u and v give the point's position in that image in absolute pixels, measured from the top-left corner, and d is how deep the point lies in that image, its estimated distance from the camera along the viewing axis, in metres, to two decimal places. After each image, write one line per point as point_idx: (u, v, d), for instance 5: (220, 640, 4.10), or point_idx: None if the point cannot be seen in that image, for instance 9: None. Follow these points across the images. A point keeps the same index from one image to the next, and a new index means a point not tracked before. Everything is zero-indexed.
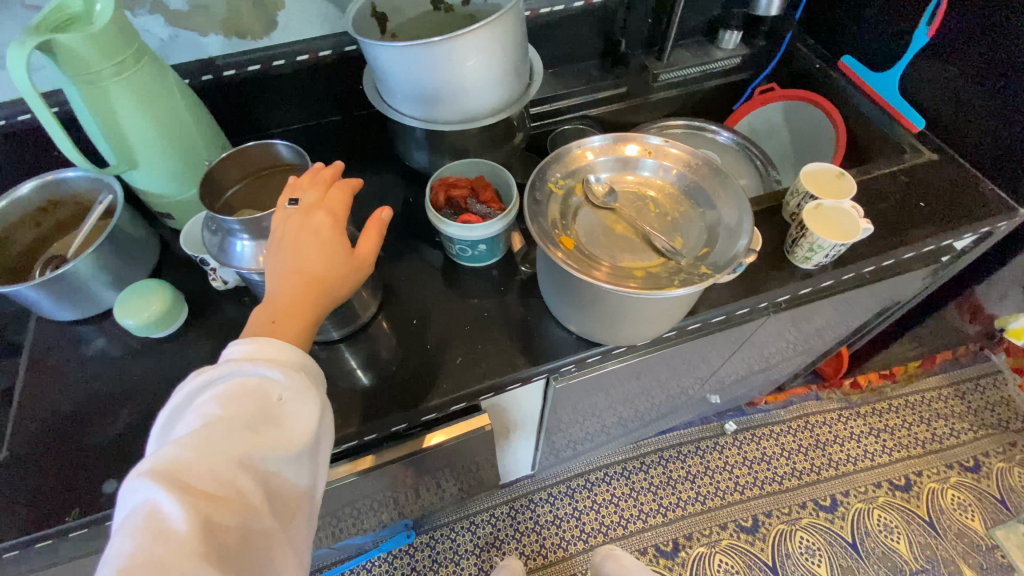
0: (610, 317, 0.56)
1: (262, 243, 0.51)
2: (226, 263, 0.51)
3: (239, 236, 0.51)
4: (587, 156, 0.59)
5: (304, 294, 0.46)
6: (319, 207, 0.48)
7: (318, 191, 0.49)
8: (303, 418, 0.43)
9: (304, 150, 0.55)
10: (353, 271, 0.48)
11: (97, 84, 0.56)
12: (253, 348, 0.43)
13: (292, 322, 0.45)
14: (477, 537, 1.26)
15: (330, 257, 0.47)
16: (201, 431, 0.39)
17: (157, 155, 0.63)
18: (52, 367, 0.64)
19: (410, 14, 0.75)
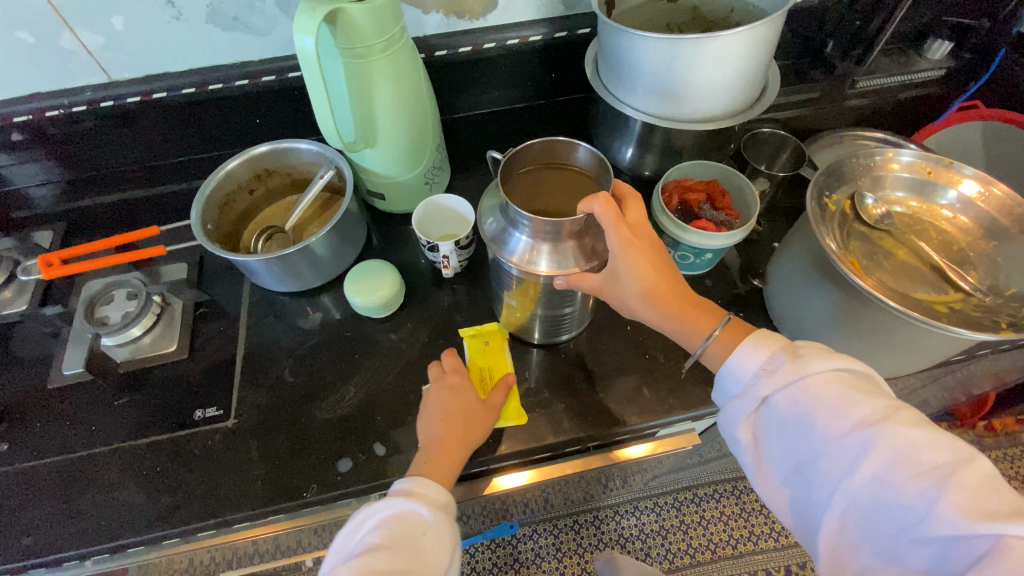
0: (877, 347, 0.52)
1: (537, 243, 0.51)
2: (499, 251, 0.53)
3: (519, 230, 0.51)
4: (885, 168, 0.55)
5: (453, 439, 0.51)
6: (453, 371, 0.56)
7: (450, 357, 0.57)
8: (442, 554, 0.44)
9: (603, 160, 0.53)
10: (488, 420, 0.54)
11: (364, 58, 0.54)
12: (407, 484, 0.47)
13: (445, 464, 0.50)
14: (580, 538, 1.25)
15: (470, 404, 0.54)
16: (361, 559, 0.41)
17: (394, 133, 0.61)
18: (270, 338, 0.64)
19: (634, 4, 0.72)
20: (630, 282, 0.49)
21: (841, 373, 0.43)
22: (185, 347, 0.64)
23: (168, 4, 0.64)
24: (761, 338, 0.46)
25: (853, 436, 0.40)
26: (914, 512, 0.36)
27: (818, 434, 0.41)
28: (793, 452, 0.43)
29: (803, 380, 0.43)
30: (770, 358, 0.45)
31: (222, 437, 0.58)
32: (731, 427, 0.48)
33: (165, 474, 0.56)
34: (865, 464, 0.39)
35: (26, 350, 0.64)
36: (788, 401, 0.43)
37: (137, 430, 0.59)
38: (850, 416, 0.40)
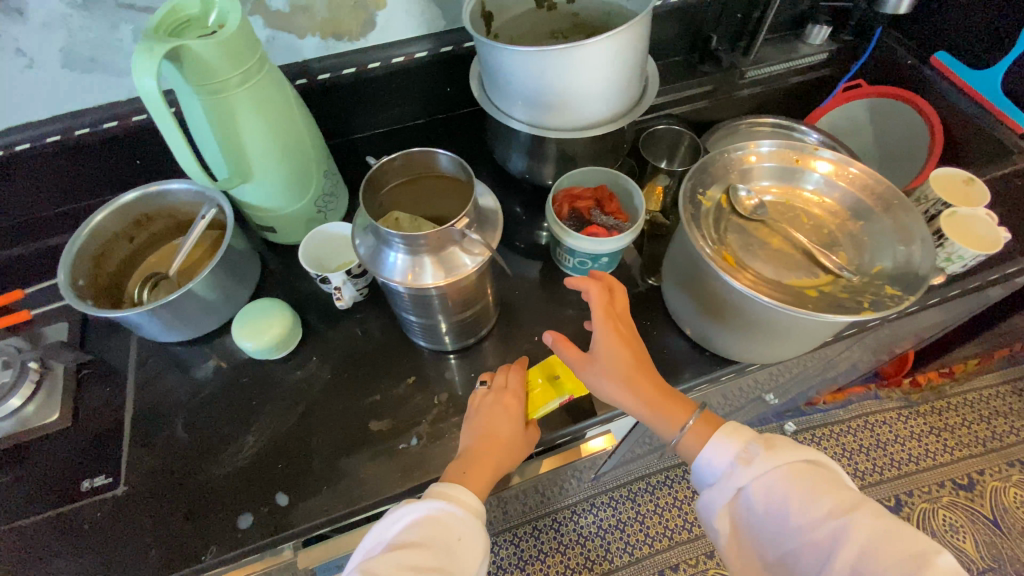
0: (761, 336, 0.54)
1: (416, 258, 0.50)
2: (380, 273, 0.51)
3: (394, 249, 0.50)
4: (750, 159, 0.57)
5: (490, 453, 0.52)
6: (506, 386, 0.57)
7: (504, 370, 0.59)
8: (476, 555, 0.45)
9: (465, 163, 0.53)
10: (524, 441, 0.55)
11: (222, 92, 0.52)
12: (446, 488, 0.48)
13: (477, 479, 0.50)
14: (541, 543, 1.25)
15: (516, 423, 0.55)
16: (395, 555, 0.43)
17: (271, 165, 0.59)
18: (163, 393, 0.61)
19: (513, 14, 0.72)
20: (606, 362, 0.51)
21: (805, 461, 0.46)
22: (68, 414, 0.59)
23: (14, 51, 0.59)
24: (731, 426, 0.49)
25: (826, 527, 0.42)
26: None
27: (795, 526, 0.43)
28: (773, 543, 0.44)
29: (774, 470, 0.45)
30: (743, 448, 0.47)
31: (113, 506, 0.54)
32: (709, 516, 0.49)
33: (48, 557, 0.52)
34: (840, 556, 0.40)
35: None
36: (762, 491, 0.45)
37: (16, 512, 0.54)
38: (820, 506, 0.43)
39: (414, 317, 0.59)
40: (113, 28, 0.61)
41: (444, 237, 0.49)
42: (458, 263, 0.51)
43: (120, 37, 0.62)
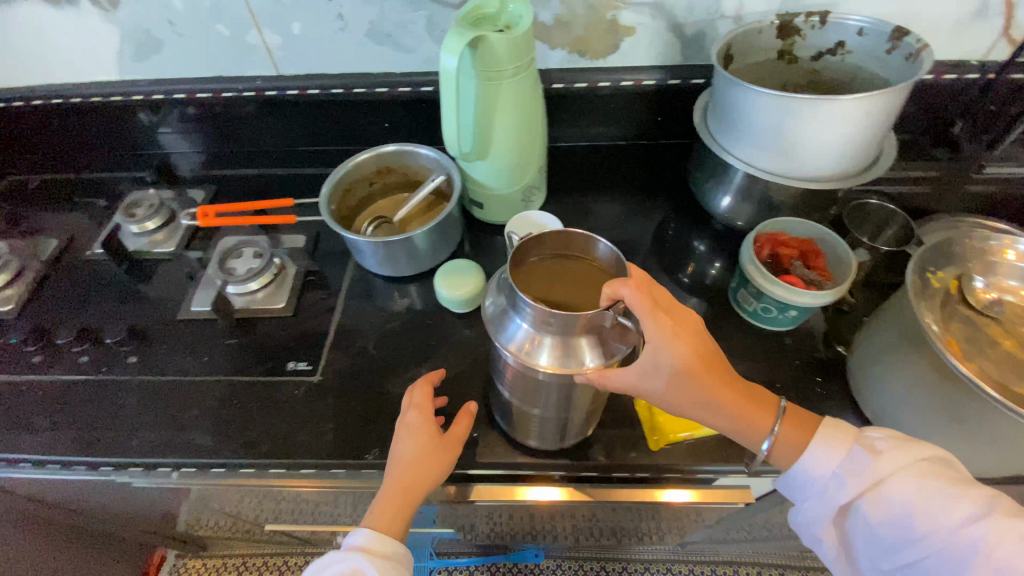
0: (965, 437, 0.49)
1: (537, 333, 0.49)
2: (499, 337, 0.51)
3: (521, 318, 0.50)
4: (998, 253, 0.53)
5: (401, 484, 0.52)
6: (414, 408, 0.56)
7: (410, 393, 0.58)
8: None
9: (620, 255, 0.50)
10: (443, 459, 0.54)
11: (495, 80, 0.61)
12: (364, 539, 0.51)
13: (388, 511, 0.52)
14: None
15: (426, 449, 0.54)
16: None
17: (506, 150, 0.68)
18: (363, 312, 0.71)
19: (753, 60, 0.74)
20: (669, 372, 0.47)
21: (913, 465, 0.44)
22: (291, 306, 0.72)
23: (341, 18, 0.75)
24: (829, 435, 0.48)
25: (952, 544, 0.41)
26: None
27: (925, 537, 0.42)
28: (898, 553, 0.44)
29: (886, 483, 0.44)
30: (846, 458, 0.47)
31: (307, 389, 0.64)
32: (827, 531, 0.49)
33: (252, 411, 0.63)
34: (979, 562, 0.39)
35: (166, 286, 0.75)
36: (878, 507, 0.45)
37: (238, 369, 0.67)
38: (942, 519, 0.42)
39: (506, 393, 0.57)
40: (414, 14, 0.74)
41: (589, 322, 0.46)
42: (581, 353, 0.48)
43: (415, 22, 0.75)
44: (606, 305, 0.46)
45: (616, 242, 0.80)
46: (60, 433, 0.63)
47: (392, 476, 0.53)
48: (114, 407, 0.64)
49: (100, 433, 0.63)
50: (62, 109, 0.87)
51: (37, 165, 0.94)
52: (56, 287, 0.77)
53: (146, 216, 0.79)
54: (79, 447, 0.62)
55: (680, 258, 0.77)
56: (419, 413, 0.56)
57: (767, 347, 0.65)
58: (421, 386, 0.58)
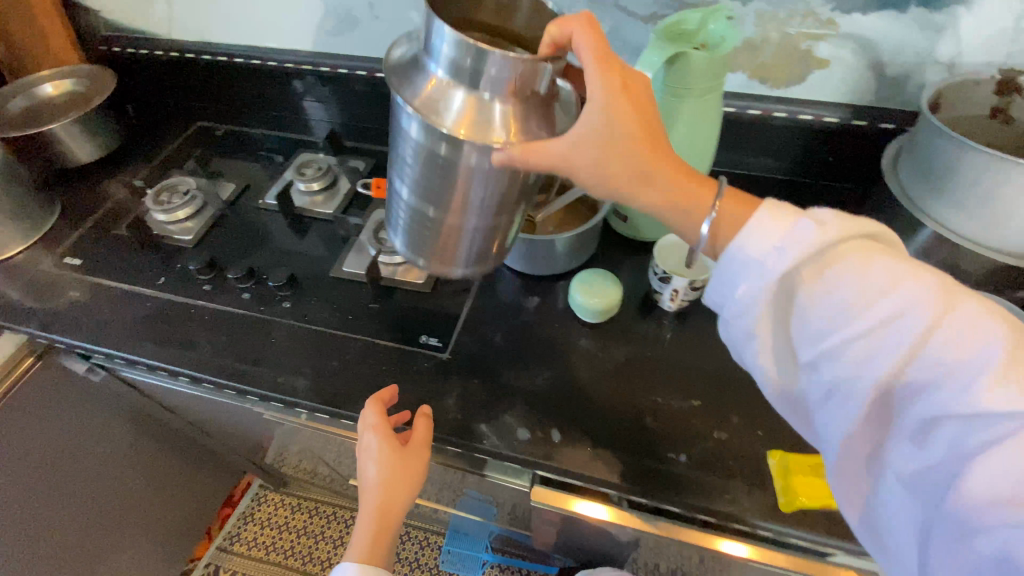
0: None
1: (452, 80, 0.43)
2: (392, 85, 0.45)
3: (436, 60, 0.43)
4: None
5: (377, 510, 0.57)
6: (373, 433, 0.58)
7: (366, 421, 0.58)
8: None
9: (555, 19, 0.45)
10: (410, 482, 0.58)
11: (683, 97, 0.60)
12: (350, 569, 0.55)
13: (369, 534, 0.57)
14: None
15: (392, 476, 0.57)
16: None
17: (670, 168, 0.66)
18: (494, 303, 0.73)
19: (962, 113, 0.67)
20: (596, 133, 0.41)
21: (822, 236, 0.37)
22: (429, 283, 0.75)
23: None
24: (770, 215, 0.39)
25: (957, 378, 0.34)
26: (1015, 417, 0.32)
27: (861, 319, 0.36)
28: (874, 367, 0.36)
29: (845, 274, 0.37)
30: (788, 230, 0.38)
31: (434, 365, 0.67)
32: (734, 332, 0.42)
33: (382, 374, 0.66)
34: (909, 337, 0.35)
35: (321, 244, 0.82)
36: (832, 309, 0.37)
37: (374, 333, 0.71)
38: (910, 307, 0.35)
39: (405, 195, 0.50)
40: (598, 21, 0.74)
41: (518, 72, 0.41)
42: (498, 113, 0.43)
43: (597, 29, 0.75)
44: (543, 55, 0.41)
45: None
46: (215, 359, 0.70)
47: (370, 495, 0.58)
48: (264, 345, 0.71)
49: (249, 366, 0.69)
50: (257, 69, 0.96)
51: (223, 116, 1.05)
52: (229, 226, 0.86)
53: (313, 178, 0.88)
54: (231, 375, 0.68)
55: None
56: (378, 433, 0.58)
57: None
58: (372, 405, 0.59)
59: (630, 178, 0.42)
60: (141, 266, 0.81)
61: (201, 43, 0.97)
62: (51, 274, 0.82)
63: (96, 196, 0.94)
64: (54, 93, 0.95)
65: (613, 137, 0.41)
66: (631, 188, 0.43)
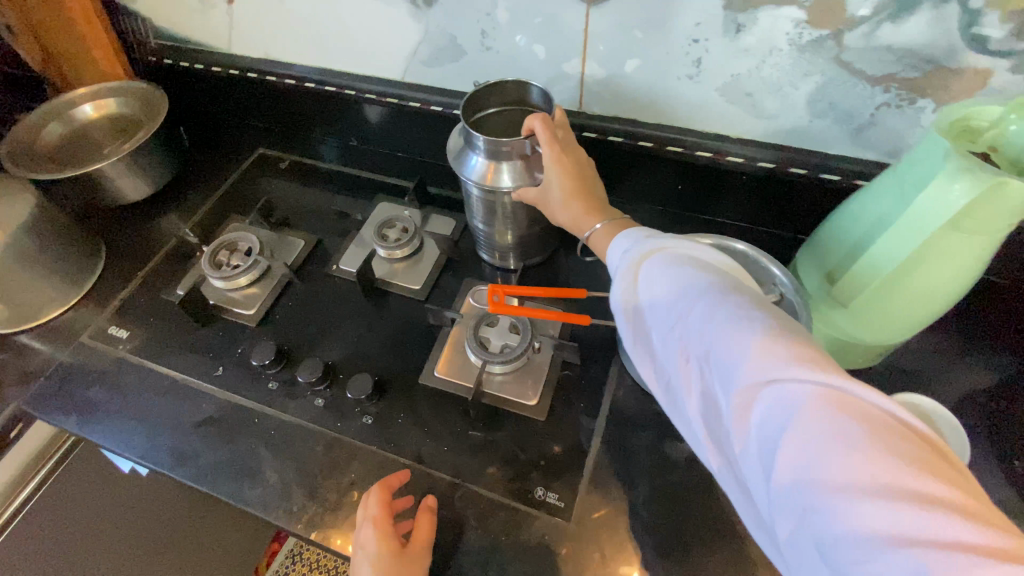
0: None
1: (495, 162, 0.56)
2: (459, 171, 0.58)
3: (474, 151, 0.57)
4: None
5: None
6: (372, 526, 0.51)
7: (362, 513, 0.53)
8: None
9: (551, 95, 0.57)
10: None
11: (966, 232, 0.41)
12: None
13: None
14: None
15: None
16: None
17: (904, 308, 0.48)
18: (630, 444, 0.58)
19: None
20: (558, 190, 0.52)
21: (695, 251, 0.39)
22: (545, 409, 0.60)
23: (694, 60, 0.57)
24: (643, 233, 0.43)
25: (744, 327, 0.32)
26: (735, 366, 0.31)
27: (659, 298, 0.37)
28: (657, 333, 0.38)
29: (680, 265, 0.38)
30: (638, 240, 0.43)
31: (557, 537, 0.52)
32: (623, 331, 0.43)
33: (493, 543, 0.53)
34: (701, 317, 0.34)
35: (408, 333, 0.67)
36: (657, 283, 0.38)
37: (478, 478, 0.56)
38: (705, 298, 0.35)
39: (480, 226, 0.66)
40: (802, 77, 0.54)
41: (514, 150, 0.54)
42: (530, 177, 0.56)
43: (798, 87, 0.55)
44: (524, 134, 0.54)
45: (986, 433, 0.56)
46: (288, 493, 0.57)
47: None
48: (346, 479, 0.57)
49: (330, 510, 0.56)
50: (332, 96, 0.80)
51: (289, 143, 0.90)
52: (300, 299, 0.72)
53: (398, 244, 0.72)
54: (305, 519, 0.55)
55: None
56: (377, 527, 0.51)
57: None
58: (376, 492, 0.53)
59: (584, 215, 0.50)
60: (198, 347, 0.69)
61: (264, 59, 0.80)
62: (99, 347, 0.70)
63: (147, 242, 0.81)
64: (94, 115, 0.82)
65: (570, 192, 0.51)
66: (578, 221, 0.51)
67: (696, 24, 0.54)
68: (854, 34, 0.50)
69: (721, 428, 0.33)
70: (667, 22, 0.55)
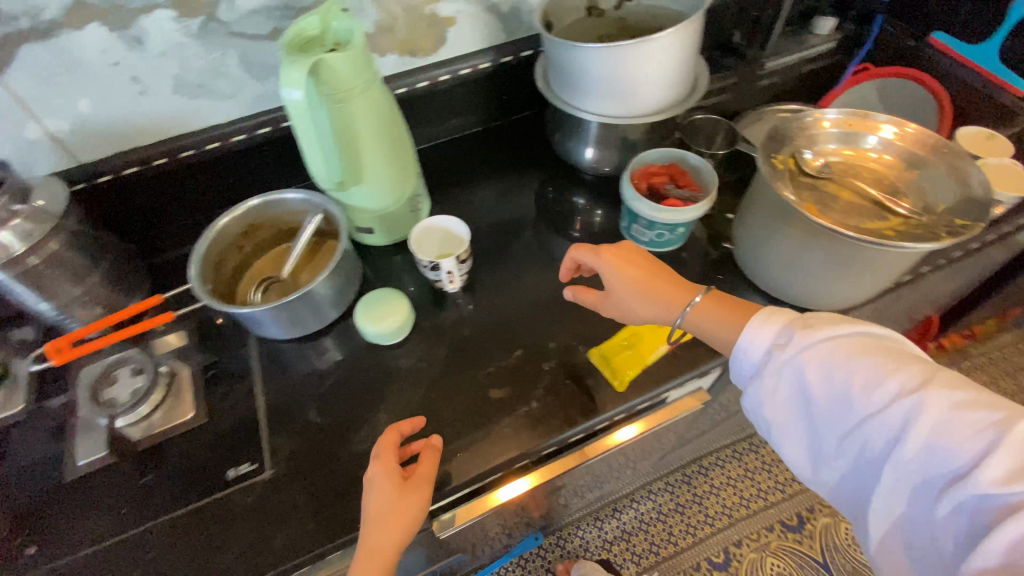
0: (832, 270, 0.61)
1: None
2: None
3: None
4: (818, 126, 0.63)
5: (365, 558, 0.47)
6: (376, 463, 0.51)
7: (375, 455, 0.52)
8: None
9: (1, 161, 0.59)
10: (408, 510, 0.48)
11: (343, 104, 0.58)
12: None
13: None
14: (589, 543, 1.27)
15: (388, 507, 0.48)
16: None
17: (372, 170, 0.64)
18: (289, 384, 0.65)
19: (567, 22, 0.80)
20: (621, 287, 0.58)
21: (893, 348, 0.47)
22: (205, 410, 0.63)
23: (131, 79, 0.65)
24: (759, 317, 0.52)
25: (983, 439, 0.39)
26: (961, 468, 0.39)
27: (863, 408, 0.44)
28: (836, 429, 0.46)
29: (865, 366, 0.45)
30: (779, 334, 0.50)
31: (260, 489, 0.57)
32: (755, 408, 0.52)
33: (207, 539, 0.55)
34: (914, 428, 0.42)
35: (27, 451, 0.62)
36: (827, 384, 0.46)
37: (168, 506, 0.57)
38: (914, 407, 0.42)
39: (42, 308, 0.64)
40: (222, 57, 0.67)
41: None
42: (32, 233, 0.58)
43: (227, 65, 0.68)
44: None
45: (531, 222, 0.82)
46: None
47: (361, 540, 0.48)
48: None
49: None
50: None
51: None
52: None
53: None
54: None
55: (565, 216, 0.83)
56: (380, 463, 0.51)
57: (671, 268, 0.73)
58: (388, 435, 0.53)
59: (670, 295, 0.57)
60: None
61: None
62: None
63: None
64: None
65: (615, 275, 0.58)
66: (666, 308, 0.57)
67: (102, 52, 0.61)
68: (223, 12, 0.63)
69: (913, 511, 0.42)
70: (76, 60, 0.61)
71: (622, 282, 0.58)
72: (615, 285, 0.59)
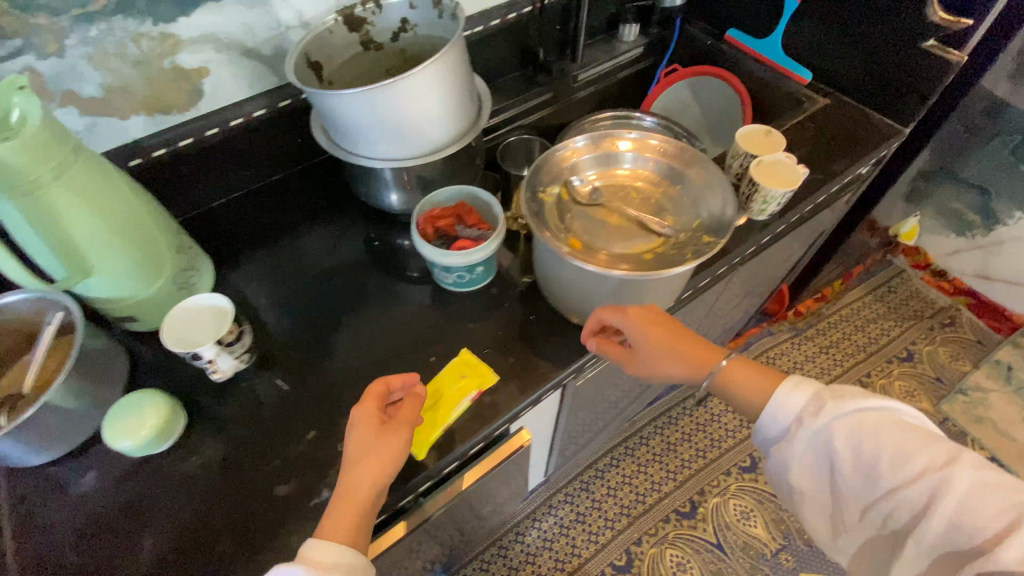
0: (614, 295, 0.61)
1: None
2: None
3: None
4: (571, 156, 0.62)
5: (350, 498, 0.49)
6: (360, 415, 0.53)
7: (358, 407, 0.54)
8: None
9: None
10: (391, 442, 0.52)
11: (33, 195, 0.49)
12: (313, 550, 0.46)
13: (337, 522, 0.48)
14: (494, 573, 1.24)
15: (376, 443, 0.52)
16: None
17: (103, 258, 0.56)
18: (40, 520, 0.56)
19: (341, 59, 0.75)
20: (651, 347, 0.59)
21: (911, 425, 0.53)
22: None
23: None
24: (788, 385, 0.59)
25: (1001, 521, 0.45)
26: (975, 542, 0.45)
27: (886, 478, 0.51)
28: (863, 492, 0.53)
29: (892, 442, 0.51)
30: (807, 405, 0.57)
31: None
32: (784, 468, 0.60)
33: None
34: (934, 500, 0.48)
35: None
36: (855, 453, 0.53)
37: None
38: (938, 483, 0.48)
39: None
40: None
41: None
42: None
43: None
44: None
45: (345, 273, 0.76)
46: None
47: (339, 484, 0.51)
48: None
49: None
50: None
51: None
52: None
53: None
54: None
55: (386, 261, 0.77)
56: (362, 413, 0.54)
57: (480, 307, 0.71)
58: (375, 385, 0.56)
59: (705, 355, 0.62)
60: None
61: None
62: None
63: None
64: None
65: (660, 335, 0.58)
66: (697, 367, 0.61)
67: None
68: None
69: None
70: None
71: (652, 340, 0.59)
72: (643, 347, 0.59)
